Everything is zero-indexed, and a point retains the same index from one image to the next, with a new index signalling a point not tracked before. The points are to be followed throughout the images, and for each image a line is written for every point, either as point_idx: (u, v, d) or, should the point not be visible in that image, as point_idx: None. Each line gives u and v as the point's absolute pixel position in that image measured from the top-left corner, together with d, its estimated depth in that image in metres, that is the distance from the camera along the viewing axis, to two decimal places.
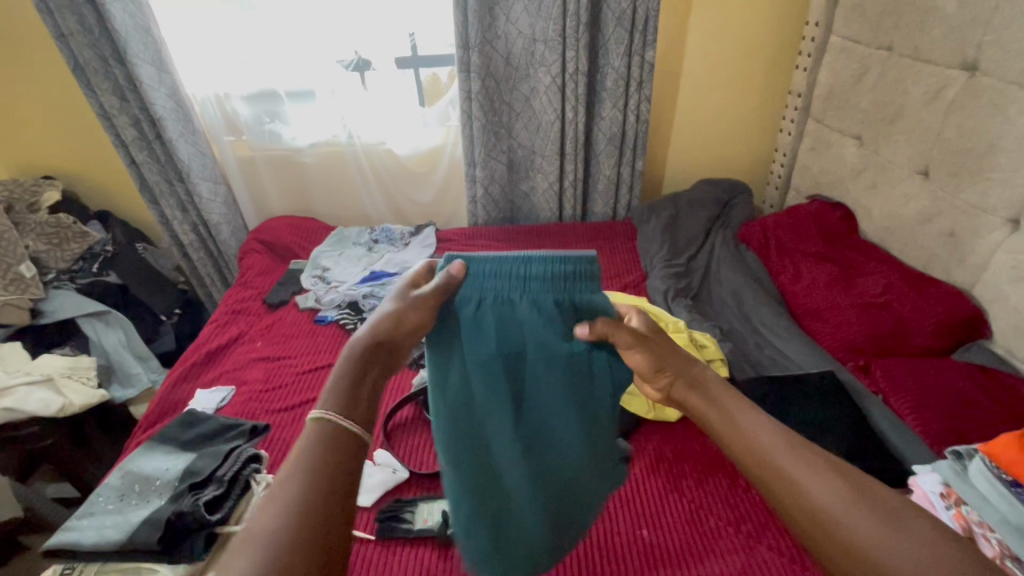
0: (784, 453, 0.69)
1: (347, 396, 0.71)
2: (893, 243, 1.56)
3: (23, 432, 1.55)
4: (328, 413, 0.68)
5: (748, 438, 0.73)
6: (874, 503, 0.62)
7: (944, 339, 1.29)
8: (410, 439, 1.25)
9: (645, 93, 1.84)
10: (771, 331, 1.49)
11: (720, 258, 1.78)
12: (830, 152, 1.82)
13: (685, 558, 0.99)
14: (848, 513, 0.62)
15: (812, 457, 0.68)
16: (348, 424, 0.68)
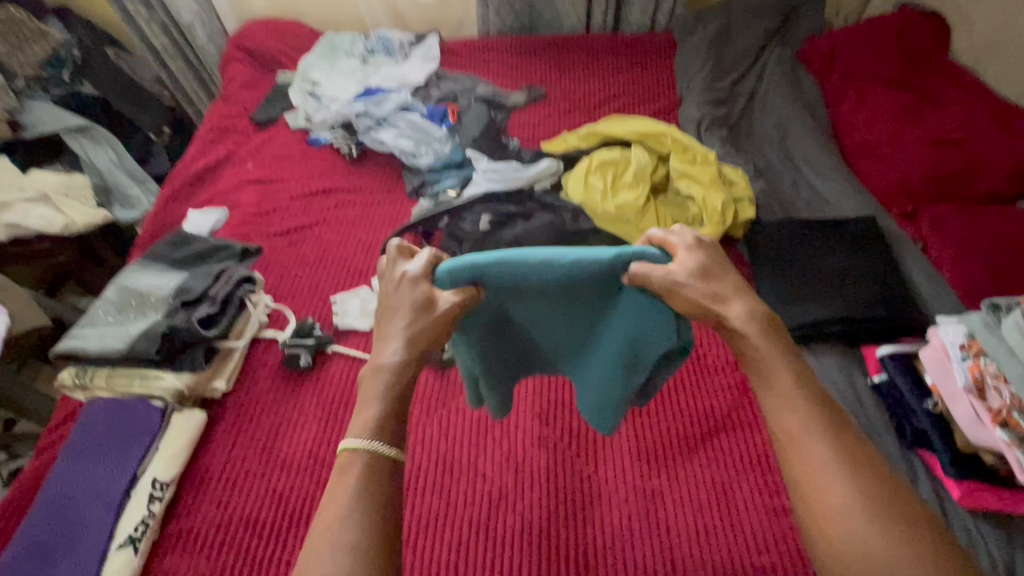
0: (802, 414, 0.56)
1: (383, 414, 0.58)
2: (989, 66, 1.29)
3: (37, 246, 1.56)
4: (374, 445, 0.56)
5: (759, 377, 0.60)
6: (893, 511, 0.51)
7: (1017, 183, 1.12)
8: None
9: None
10: (813, 170, 1.32)
11: (770, 82, 1.51)
12: None
13: (687, 401, 1.00)
14: (867, 525, 0.50)
15: (831, 427, 0.56)
16: (387, 449, 0.56)
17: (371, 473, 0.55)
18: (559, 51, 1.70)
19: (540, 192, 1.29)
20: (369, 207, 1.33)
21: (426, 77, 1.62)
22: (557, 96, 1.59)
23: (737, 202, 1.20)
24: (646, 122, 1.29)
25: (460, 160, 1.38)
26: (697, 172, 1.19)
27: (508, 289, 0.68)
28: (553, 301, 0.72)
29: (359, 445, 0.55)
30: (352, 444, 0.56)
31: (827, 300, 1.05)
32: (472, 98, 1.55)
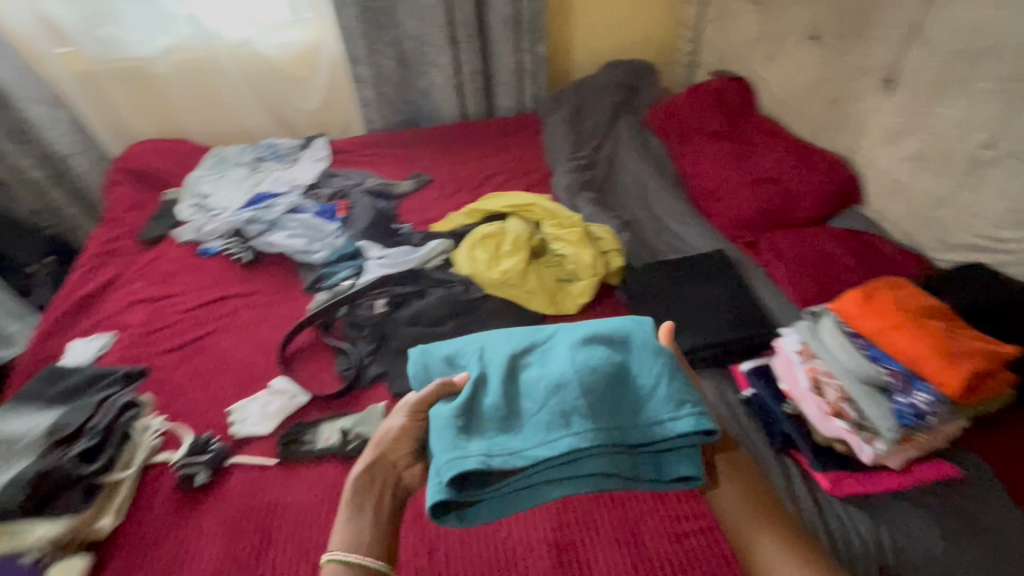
0: None
1: (349, 529, 0.73)
2: (787, 115, 1.55)
3: None
4: (352, 556, 0.70)
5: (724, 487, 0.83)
6: None
7: (824, 207, 1.33)
8: (309, 362, 1.23)
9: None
10: (669, 217, 1.50)
11: (623, 146, 1.73)
12: (733, 22, 1.72)
13: None
14: None
15: None
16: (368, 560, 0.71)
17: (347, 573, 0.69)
18: (439, 140, 1.86)
19: (431, 269, 1.37)
20: (265, 308, 1.35)
21: (316, 177, 1.71)
22: (442, 179, 1.73)
23: (606, 254, 1.34)
24: (519, 196, 1.45)
25: (353, 250, 1.43)
26: (566, 233, 1.32)
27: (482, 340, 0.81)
28: (543, 352, 0.76)
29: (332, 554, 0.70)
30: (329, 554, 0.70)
31: (695, 329, 1.17)
32: (361, 190, 1.64)
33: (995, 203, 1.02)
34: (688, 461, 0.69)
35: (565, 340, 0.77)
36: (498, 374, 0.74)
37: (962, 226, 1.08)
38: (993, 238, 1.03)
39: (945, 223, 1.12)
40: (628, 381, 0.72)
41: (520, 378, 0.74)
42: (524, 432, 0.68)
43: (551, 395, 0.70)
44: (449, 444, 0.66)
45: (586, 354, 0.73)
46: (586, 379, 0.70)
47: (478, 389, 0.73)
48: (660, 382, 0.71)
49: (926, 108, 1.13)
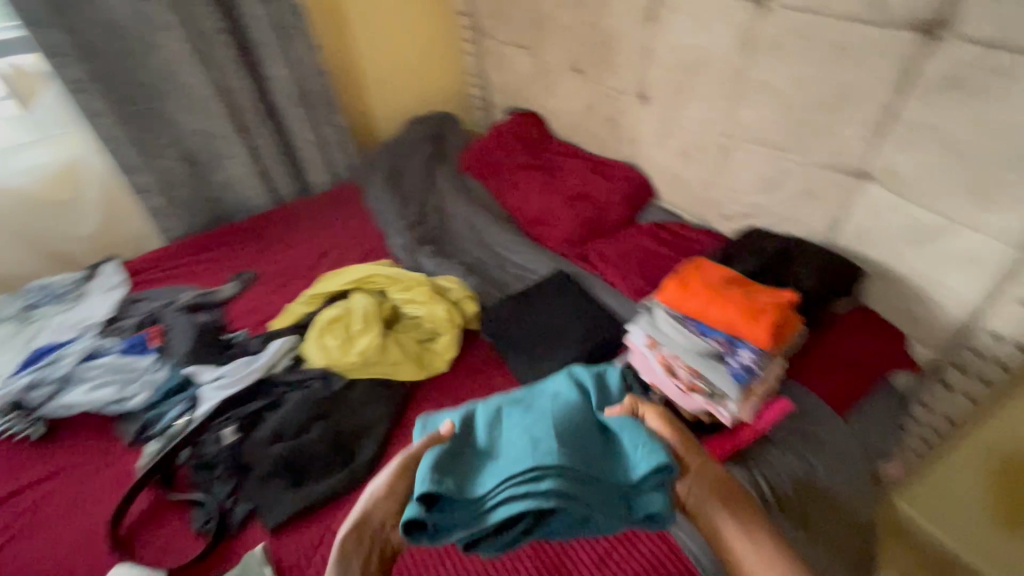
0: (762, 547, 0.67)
1: None
2: (578, 136, 1.73)
3: None
4: None
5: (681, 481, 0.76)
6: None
7: (629, 208, 1.52)
8: (157, 531, 1.02)
9: (294, 38, 1.62)
10: (508, 250, 1.56)
11: (447, 195, 1.77)
12: (509, 64, 1.88)
13: None
14: None
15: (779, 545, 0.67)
16: None
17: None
18: (256, 232, 1.73)
19: (281, 372, 1.24)
20: (80, 485, 1.10)
21: (114, 308, 1.46)
22: (271, 272, 1.60)
23: (459, 303, 1.34)
24: (353, 270, 1.40)
25: (180, 379, 1.24)
26: (415, 294, 1.30)
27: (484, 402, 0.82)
28: (538, 408, 0.79)
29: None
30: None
31: (559, 348, 1.23)
32: (175, 308, 1.44)
33: (746, 177, 1.23)
34: (656, 498, 0.70)
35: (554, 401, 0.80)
36: (484, 419, 0.79)
37: (731, 199, 1.30)
38: (753, 204, 1.25)
39: (718, 200, 1.34)
40: (608, 437, 0.76)
41: (502, 421, 0.78)
42: (505, 465, 0.70)
43: (530, 434, 0.73)
44: (433, 475, 0.67)
45: (565, 404, 0.78)
46: (558, 423, 0.74)
47: (467, 433, 0.77)
48: (632, 433, 0.74)
49: (677, 110, 1.31)
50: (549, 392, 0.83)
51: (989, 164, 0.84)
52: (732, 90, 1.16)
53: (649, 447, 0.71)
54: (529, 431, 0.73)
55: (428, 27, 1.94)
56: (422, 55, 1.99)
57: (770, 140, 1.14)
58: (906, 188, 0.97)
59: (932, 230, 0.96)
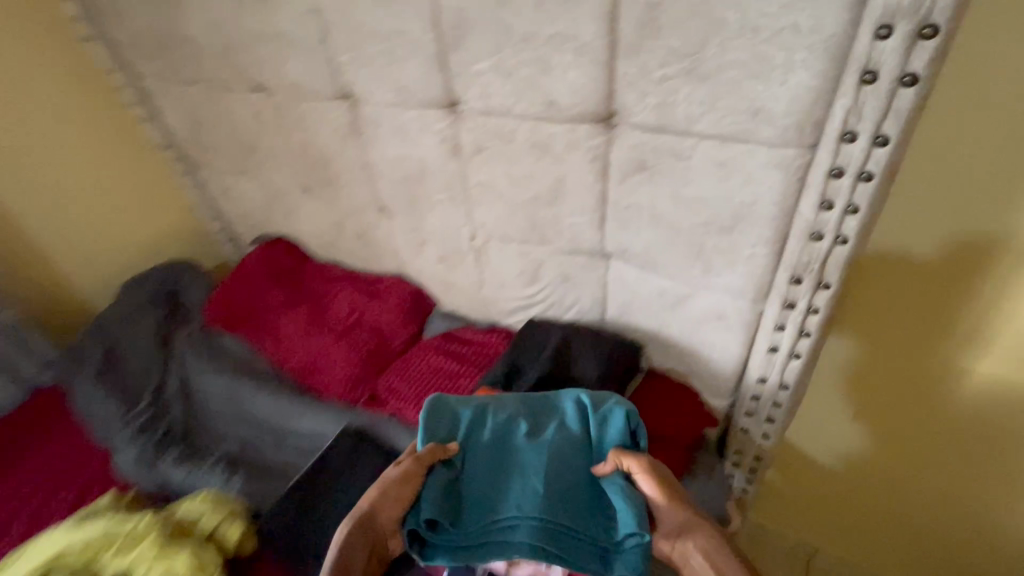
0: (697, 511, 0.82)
1: None
2: (338, 255, 1.54)
3: None
4: None
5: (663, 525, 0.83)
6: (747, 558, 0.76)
7: (411, 326, 1.37)
8: None
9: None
10: (282, 418, 1.27)
11: (192, 366, 1.41)
12: (237, 193, 1.62)
13: None
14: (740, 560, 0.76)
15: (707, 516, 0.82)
16: None
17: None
18: None
19: None
20: None
21: None
22: None
23: (215, 528, 1.01)
24: (42, 542, 0.97)
25: None
26: (136, 552, 0.93)
27: (500, 412, 0.93)
28: (537, 447, 0.89)
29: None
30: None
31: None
32: None
33: (508, 274, 1.16)
34: (629, 559, 0.80)
35: (551, 443, 0.90)
36: (507, 424, 0.92)
37: (503, 296, 1.22)
38: (524, 296, 1.19)
39: (491, 298, 1.26)
40: (597, 487, 0.88)
41: (505, 442, 0.91)
42: (499, 504, 0.84)
43: (524, 478, 0.86)
44: (434, 510, 0.82)
45: (566, 438, 0.91)
46: (551, 465, 0.87)
47: (468, 449, 0.91)
48: (614, 492, 0.84)
49: (420, 220, 1.20)
50: (557, 417, 0.94)
51: (698, 236, 0.84)
52: (460, 196, 1.08)
53: (632, 511, 0.82)
54: (526, 471, 0.87)
55: (114, 169, 1.59)
56: (119, 201, 1.62)
57: (515, 237, 1.08)
58: (643, 264, 0.95)
59: (678, 297, 0.96)
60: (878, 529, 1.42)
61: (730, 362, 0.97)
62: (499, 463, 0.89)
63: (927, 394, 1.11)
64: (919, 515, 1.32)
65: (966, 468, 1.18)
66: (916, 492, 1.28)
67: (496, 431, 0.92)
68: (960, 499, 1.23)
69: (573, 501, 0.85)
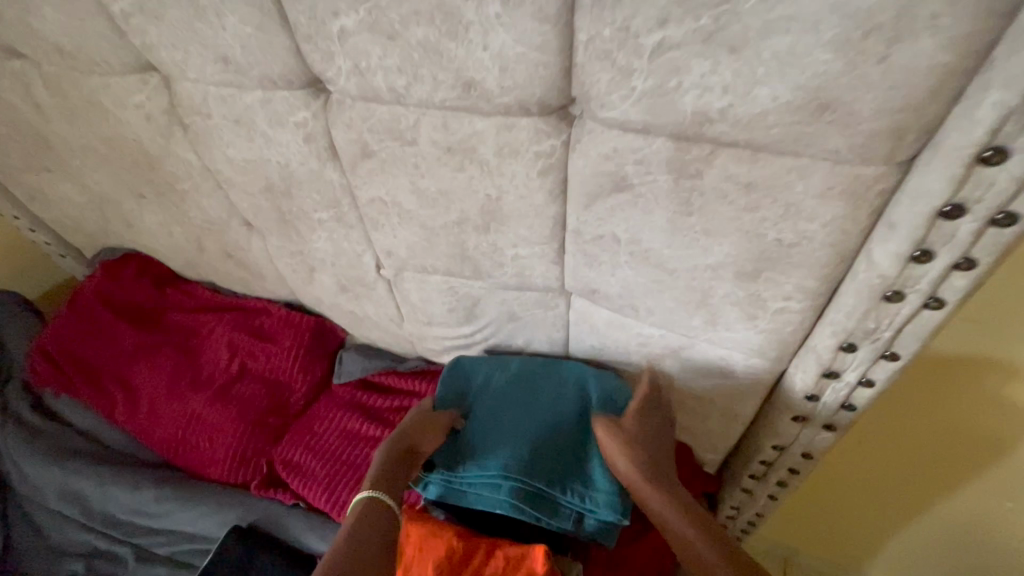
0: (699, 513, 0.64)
1: None
2: (207, 276, 1.14)
3: None
4: None
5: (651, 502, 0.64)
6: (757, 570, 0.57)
7: (313, 372, 1.04)
8: None
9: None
10: (147, 517, 0.97)
11: (17, 450, 1.06)
12: (47, 196, 1.15)
13: None
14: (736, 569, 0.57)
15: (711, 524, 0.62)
16: None
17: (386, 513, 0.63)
18: None
19: None
20: None
21: None
22: None
23: None
24: None
25: None
26: None
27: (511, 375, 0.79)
28: (536, 411, 0.76)
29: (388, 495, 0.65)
30: (376, 493, 0.65)
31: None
32: None
33: (434, 309, 0.85)
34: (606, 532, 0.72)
35: (551, 400, 0.77)
36: (513, 389, 0.78)
37: (430, 332, 0.92)
38: (458, 335, 0.88)
39: (415, 335, 0.95)
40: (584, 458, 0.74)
41: (504, 404, 0.77)
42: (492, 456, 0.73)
43: (517, 442, 0.73)
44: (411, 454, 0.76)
45: (561, 401, 0.76)
46: (542, 433, 0.74)
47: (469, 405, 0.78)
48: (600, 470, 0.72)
49: (301, 242, 0.86)
50: (554, 390, 0.78)
51: (702, 281, 0.57)
52: (348, 214, 0.75)
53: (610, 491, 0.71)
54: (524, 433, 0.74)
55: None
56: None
57: (437, 268, 0.76)
58: (620, 307, 0.67)
59: (666, 347, 0.70)
60: (870, 553, 1.06)
61: (738, 420, 0.74)
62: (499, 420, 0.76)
63: (985, 404, 0.67)
64: (919, 539, 0.95)
65: (1008, 498, 0.79)
66: (923, 513, 0.90)
67: (496, 386, 0.78)
68: (985, 529, 0.86)
69: (565, 469, 0.73)
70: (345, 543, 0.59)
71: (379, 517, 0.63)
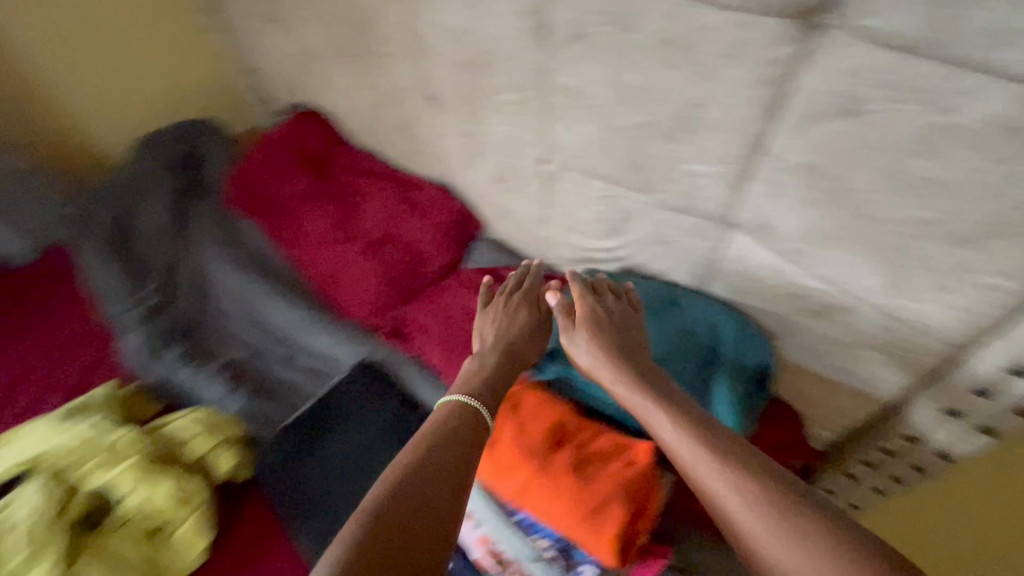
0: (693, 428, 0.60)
1: None
2: (377, 146, 1.25)
3: None
4: None
5: (606, 375, 0.68)
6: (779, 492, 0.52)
7: (450, 249, 1.13)
8: None
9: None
10: (294, 332, 1.13)
11: (206, 249, 1.25)
12: (263, 44, 1.31)
13: None
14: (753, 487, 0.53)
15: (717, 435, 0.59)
16: None
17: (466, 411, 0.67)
18: None
19: None
20: None
21: None
22: None
23: (206, 456, 0.90)
24: (22, 438, 0.90)
25: None
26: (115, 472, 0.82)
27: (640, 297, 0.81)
28: (662, 332, 0.77)
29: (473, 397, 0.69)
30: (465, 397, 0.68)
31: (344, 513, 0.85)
32: None
33: (581, 216, 0.87)
34: None
35: (685, 324, 0.77)
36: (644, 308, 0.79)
37: (569, 241, 0.94)
38: (596, 250, 0.90)
39: (552, 241, 0.97)
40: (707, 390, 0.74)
41: None
42: None
43: None
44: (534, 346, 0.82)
45: (690, 330, 0.76)
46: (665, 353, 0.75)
47: None
48: (722, 404, 0.72)
49: (475, 122, 0.91)
50: (685, 320, 0.77)
51: (902, 236, 0.53)
52: (534, 100, 0.77)
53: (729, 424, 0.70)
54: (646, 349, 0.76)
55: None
56: (139, 41, 1.35)
57: (602, 172, 0.77)
58: (784, 252, 0.65)
59: (824, 307, 0.66)
60: None
61: (875, 403, 0.70)
62: None
63: None
64: None
65: None
66: None
67: None
68: None
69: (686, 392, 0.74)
70: (424, 446, 0.60)
71: (459, 415, 0.67)
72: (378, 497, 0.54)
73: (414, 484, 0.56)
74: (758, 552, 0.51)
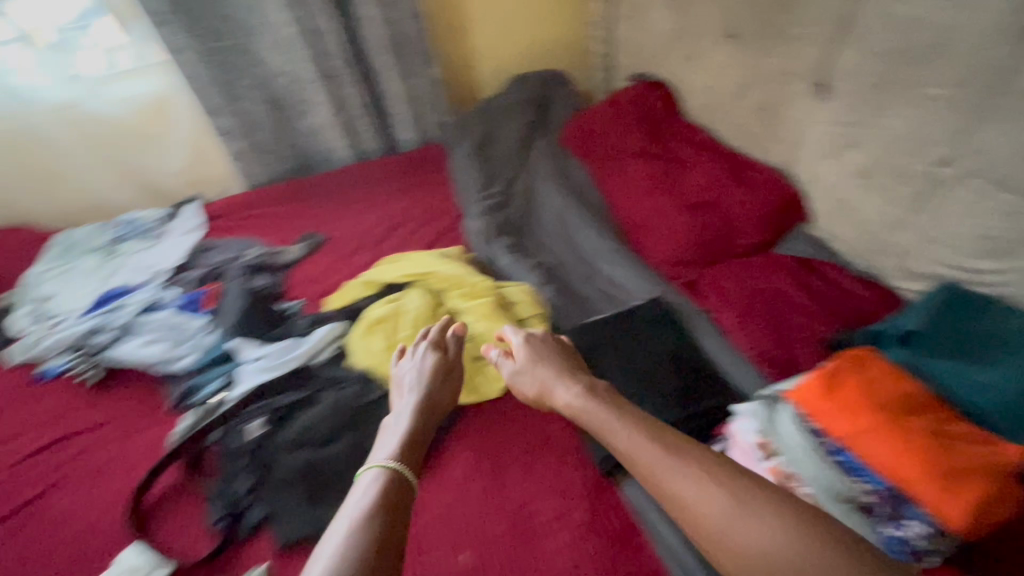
0: (653, 450, 0.70)
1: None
2: (716, 124, 1.36)
3: None
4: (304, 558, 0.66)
5: (560, 395, 0.87)
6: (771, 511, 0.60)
7: (767, 231, 1.17)
8: (171, 511, 0.99)
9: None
10: (597, 257, 1.30)
11: (541, 173, 1.50)
12: (642, 18, 1.52)
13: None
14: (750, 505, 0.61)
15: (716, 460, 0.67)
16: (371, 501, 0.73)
17: (385, 474, 0.79)
18: (331, 189, 1.62)
19: (320, 365, 1.13)
20: (120, 443, 1.10)
21: (186, 256, 1.44)
22: (340, 237, 1.49)
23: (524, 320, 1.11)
24: (411, 261, 1.23)
25: (221, 352, 1.17)
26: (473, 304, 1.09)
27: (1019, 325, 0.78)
28: None
29: (395, 456, 0.82)
30: (388, 457, 0.82)
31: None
32: (236, 267, 1.39)
33: (960, 224, 0.87)
34: None
35: None
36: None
37: (926, 251, 0.93)
38: (959, 268, 0.88)
39: (906, 249, 0.96)
40: None
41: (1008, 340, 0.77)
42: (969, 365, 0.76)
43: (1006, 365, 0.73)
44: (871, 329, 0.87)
45: None
46: None
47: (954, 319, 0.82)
48: None
49: (872, 115, 0.97)
50: None
51: None
52: (970, 97, 0.82)
53: None
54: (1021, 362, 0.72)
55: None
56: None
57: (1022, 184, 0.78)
58: None
59: None
60: None
61: None
62: (988, 350, 0.77)
63: None
64: None
65: None
66: None
67: (1002, 328, 0.79)
68: None
69: None
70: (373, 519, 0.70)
71: (385, 479, 0.78)
72: (364, 551, 0.65)
73: (372, 551, 0.65)
74: (725, 543, 0.60)
